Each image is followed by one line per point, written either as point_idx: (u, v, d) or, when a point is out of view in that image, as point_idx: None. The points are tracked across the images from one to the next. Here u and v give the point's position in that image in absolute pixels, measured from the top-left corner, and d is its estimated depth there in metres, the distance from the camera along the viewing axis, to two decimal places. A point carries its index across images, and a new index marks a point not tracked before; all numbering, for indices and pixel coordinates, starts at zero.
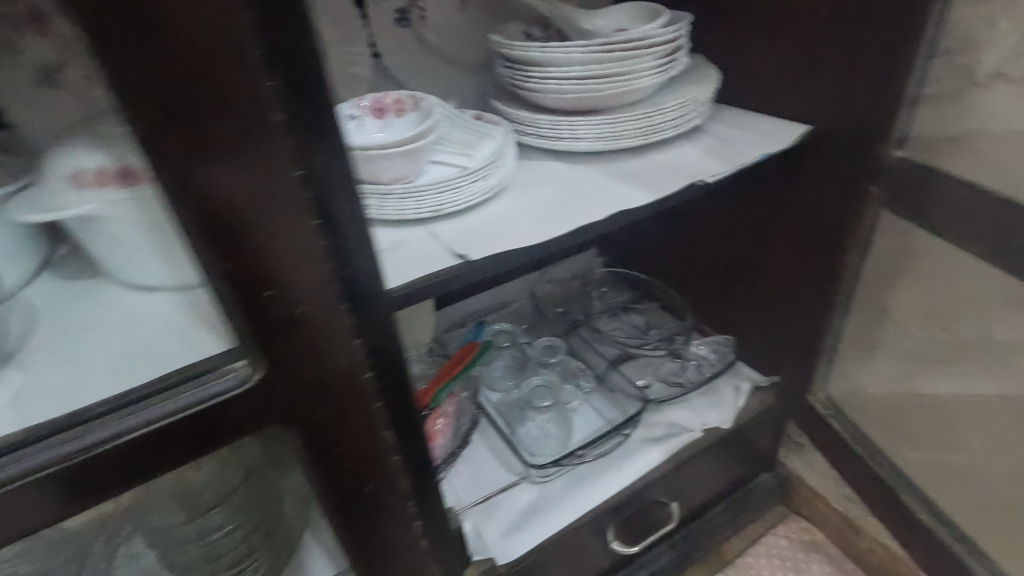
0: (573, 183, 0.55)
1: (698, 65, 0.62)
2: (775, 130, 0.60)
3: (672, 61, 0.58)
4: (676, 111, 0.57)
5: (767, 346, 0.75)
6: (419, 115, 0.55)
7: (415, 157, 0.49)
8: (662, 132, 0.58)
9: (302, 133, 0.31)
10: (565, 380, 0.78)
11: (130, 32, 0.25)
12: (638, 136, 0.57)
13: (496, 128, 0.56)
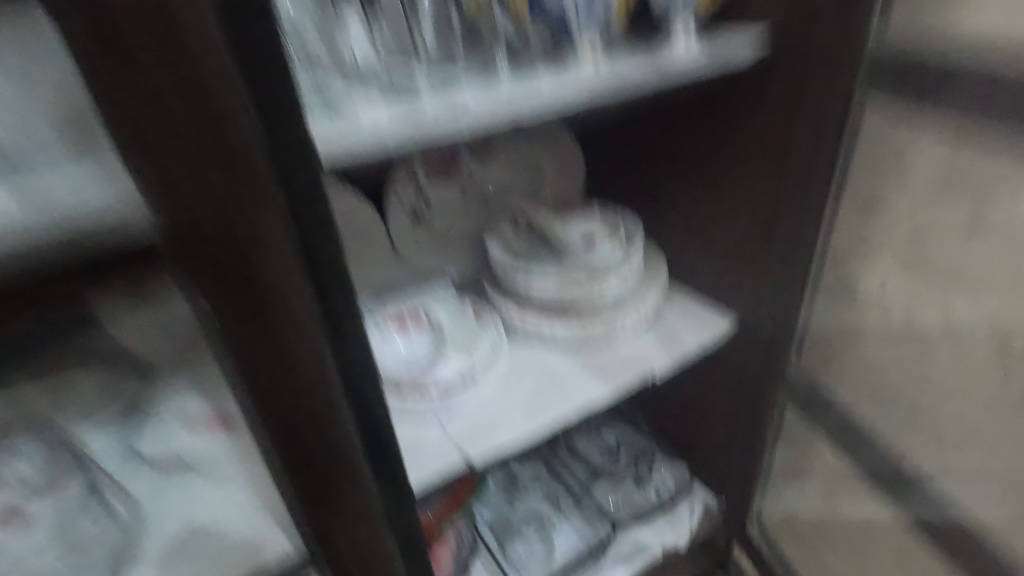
0: (553, 376, 0.71)
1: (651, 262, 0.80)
2: (708, 317, 0.78)
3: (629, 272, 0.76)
4: (632, 313, 0.75)
5: (714, 470, 0.92)
6: (434, 328, 0.73)
7: (437, 372, 0.67)
8: (621, 329, 0.76)
9: (363, 420, 0.45)
10: (548, 501, 0.93)
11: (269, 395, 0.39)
12: (603, 331, 0.74)
13: (491, 330, 0.73)
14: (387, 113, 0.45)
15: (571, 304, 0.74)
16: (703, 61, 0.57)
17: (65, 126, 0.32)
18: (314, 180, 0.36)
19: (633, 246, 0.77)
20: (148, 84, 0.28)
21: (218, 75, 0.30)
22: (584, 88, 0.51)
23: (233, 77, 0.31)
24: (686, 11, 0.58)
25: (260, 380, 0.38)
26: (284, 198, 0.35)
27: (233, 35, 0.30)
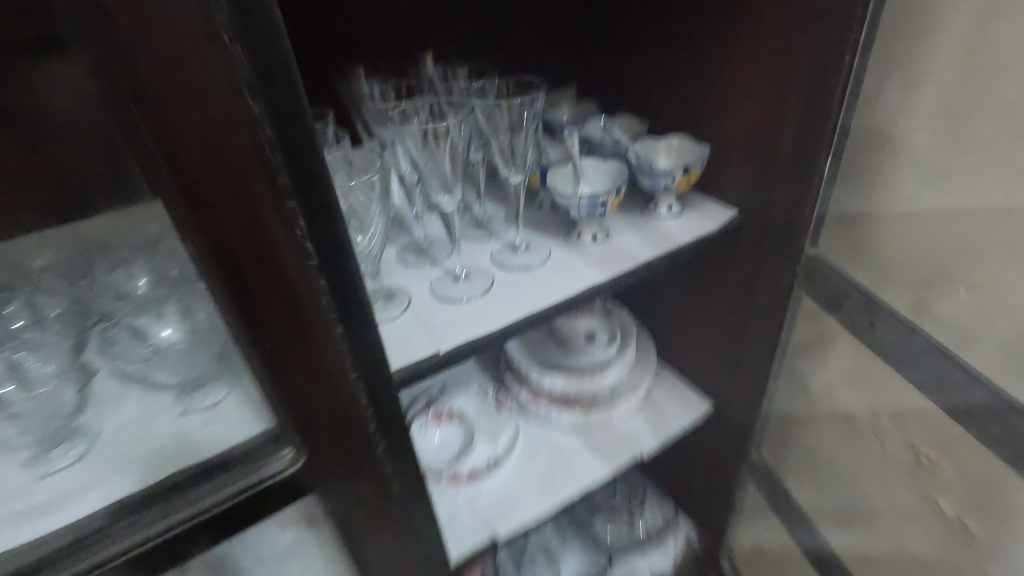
0: (560, 455, 0.89)
1: (641, 352, 0.98)
2: (691, 399, 0.95)
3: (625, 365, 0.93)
4: (626, 399, 0.93)
5: (696, 508, 1.11)
6: (464, 418, 0.89)
7: (468, 459, 0.84)
8: (617, 411, 0.93)
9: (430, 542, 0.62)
10: (556, 536, 1.11)
11: (371, 546, 0.56)
12: (601, 416, 0.92)
13: (508, 418, 0.90)
14: (444, 327, 0.61)
15: (579, 395, 0.91)
16: (684, 231, 0.72)
17: (233, 371, 0.48)
18: (374, 334, 0.45)
19: (625, 341, 0.94)
20: (272, 338, 0.39)
21: (317, 322, 0.41)
22: (586, 277, 0.66)
23: (326, 308, 0.41)
24: (668, 194, 0.73)
25: (366, 540, 0.55)
26: (363, 389, 0.47)
27: (327, 276, 0.40)
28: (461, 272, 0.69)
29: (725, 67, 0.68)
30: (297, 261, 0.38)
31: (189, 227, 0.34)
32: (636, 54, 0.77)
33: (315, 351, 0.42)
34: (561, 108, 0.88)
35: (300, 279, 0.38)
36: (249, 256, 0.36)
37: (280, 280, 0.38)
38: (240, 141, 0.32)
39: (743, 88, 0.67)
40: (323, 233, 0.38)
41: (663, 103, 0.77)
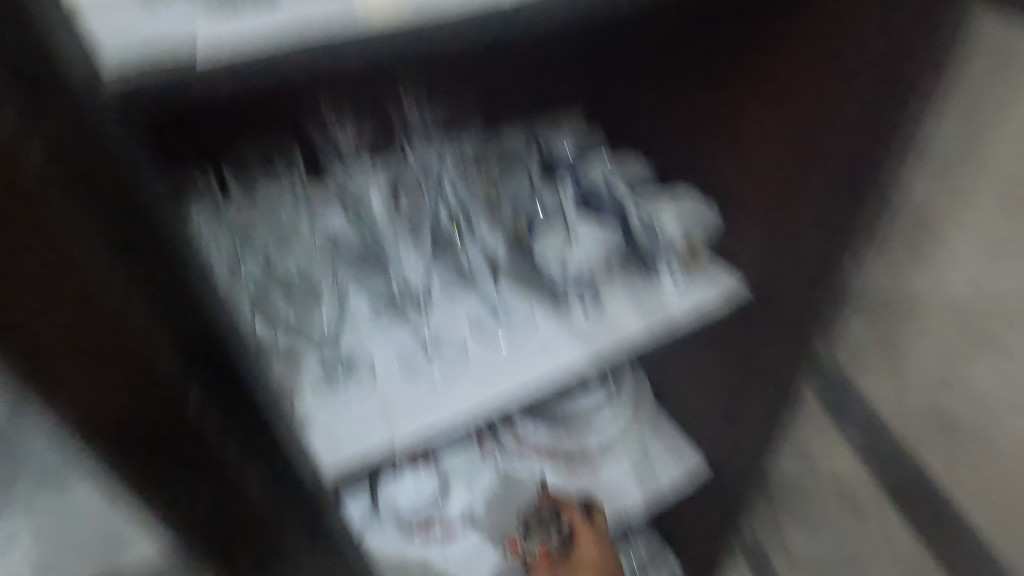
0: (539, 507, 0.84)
1: (635, 399, 0.91)
2: (684, 455, 0.89)
3: (613, 414, 0.87)
4: (613, 452, 0.88)
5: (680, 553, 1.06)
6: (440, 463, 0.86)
7: (440, 512, 0.81)
8: (603, 463, 0.88)
9: None
10: None
11: None
12: (585, 469, 0.87)
13: (487, 466, 0.86)
14: (406, 413, 0.55)
15: (561, 443, 0.86)
16: (687, 307, 0.64)
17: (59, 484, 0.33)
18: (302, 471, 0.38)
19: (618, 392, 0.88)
20: (155, 483, 0.31)
21: (217, 460, 0.32)
22: (568, 359, 0.59)
23: (236, 458, 0.33)
24: (672, 261, 0.65)
25: None
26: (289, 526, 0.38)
27: (234, 424, 0.32)
28: (432, 341, 0.62)
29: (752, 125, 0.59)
30: (186, 419, 0.30)
31: (12, 376, 0.25)
32: (655, 90, 0.68)
33: (223, 504, 0.34)
34: (564, 134, 0.77)
35: (193, 438, 0.31)
36: (121, 419, 0.28)
37: (166, 441, 0.30)
38: (89, 293, 0.24)
39: (766, 155, 0.58)
40: (221, 377, 0.30)
41: (679, 150, 0.68)
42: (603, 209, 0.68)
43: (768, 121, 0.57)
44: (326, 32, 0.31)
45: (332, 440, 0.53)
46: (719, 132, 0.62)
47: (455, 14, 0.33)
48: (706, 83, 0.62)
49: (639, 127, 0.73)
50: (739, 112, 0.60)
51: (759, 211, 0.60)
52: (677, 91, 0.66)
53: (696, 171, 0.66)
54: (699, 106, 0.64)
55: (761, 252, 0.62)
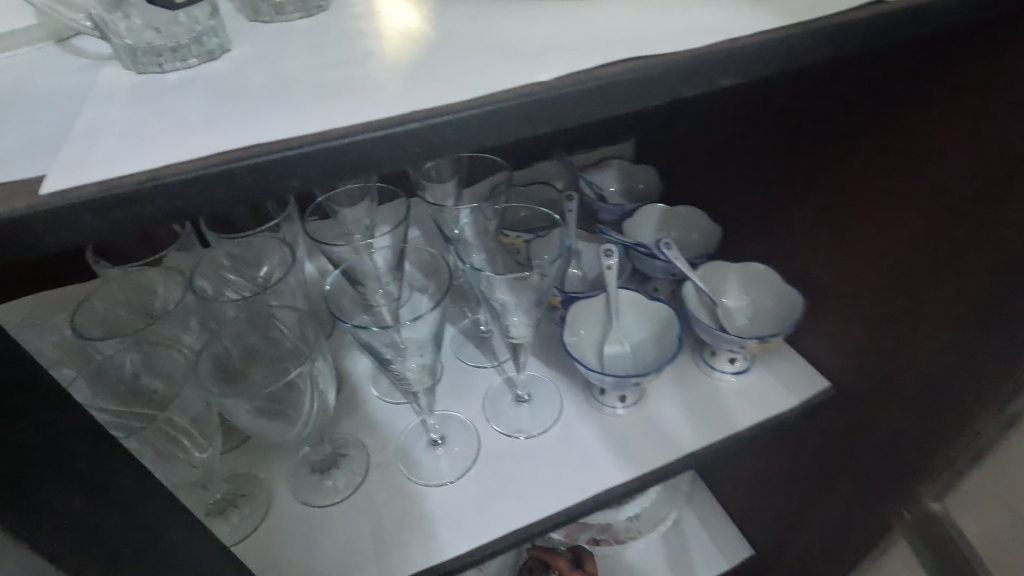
0: None
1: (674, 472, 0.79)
2: (728, 541, 0.77)
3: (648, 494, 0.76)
4: (646, 533, 0.76)
5: None
6: None
7: None
8: (633, 543, 0.77)
9: None
10: None
11: None
12: (612, 549, 0.76)
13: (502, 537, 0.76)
14: (402, 529, 0.46)
15: (587, 522, 0.76)
16: (744, 406, 0.52)
17: None
18: None
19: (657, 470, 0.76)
20: None
21: None
22: (602, 473, 0.49)
23: None
24: (731, 350, 0.53)
25: None
26: None
27: None
28: (439, 433, 0.52)
29: (866, 202, 0.44)
30: None
31: None
32: (743, 137, 0.54)
33: None
34: (610, 173, 0.66)
35: None
36: None
37: None
38: None
39: (884, 245, 0.43)
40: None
41: (764, 214, 0.54)
42: (653, 272, 0.58)
43: (892, 203, 0.42)
44: (259, 137, 0.20)
45: (309, 564, 0.44)
46: (820, 203, 0.48)
47: (467, 101, 0.21)
48: (809, 139, 0.48)
49: (713, 178, 0.59)
50: (849, 184, 0.45)
51: (866, 308, 0.46)
52: (771, 143, 0.51)
53: (778, 243, 0.53)
54: (799, 165, 0.49)
55: (854, 362, 0.48)
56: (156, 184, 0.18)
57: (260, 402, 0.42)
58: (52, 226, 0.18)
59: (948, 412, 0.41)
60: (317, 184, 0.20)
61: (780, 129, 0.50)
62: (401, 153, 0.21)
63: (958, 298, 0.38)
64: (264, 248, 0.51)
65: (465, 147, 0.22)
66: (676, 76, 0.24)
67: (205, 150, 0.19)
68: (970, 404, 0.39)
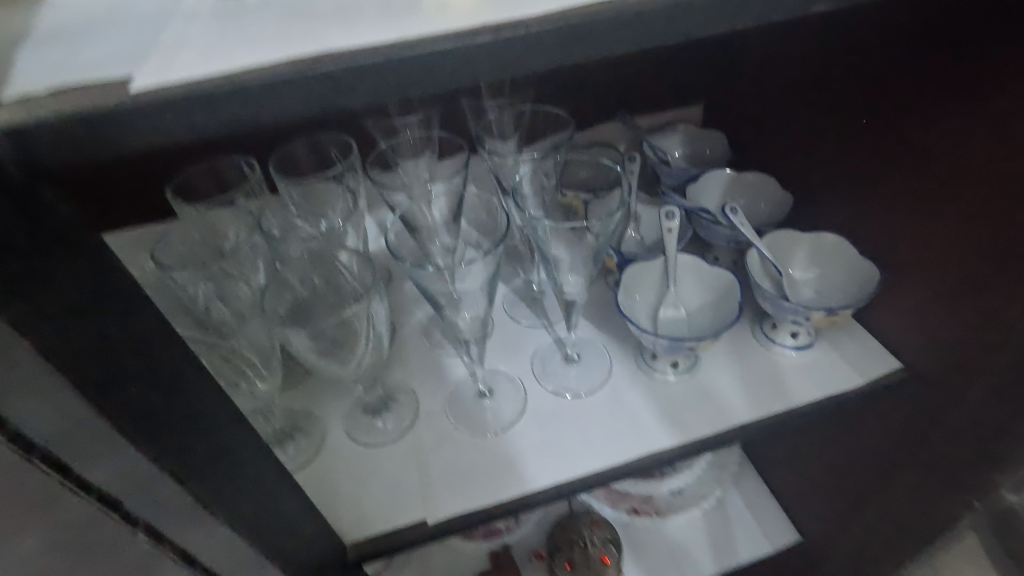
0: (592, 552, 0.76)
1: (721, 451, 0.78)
2: (775, 526, 0.74)
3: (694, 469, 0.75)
4: (689, 509, 0.75)
5: None
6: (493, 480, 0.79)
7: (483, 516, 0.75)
8: (674, 517, 0.76)
9: None
10: None
11: None
12: (653, 521, 0.76)
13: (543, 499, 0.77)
14: (447, 472, 0.48)
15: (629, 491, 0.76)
16: (805, 382, 0.50)
17: None
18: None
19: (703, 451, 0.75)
20: None
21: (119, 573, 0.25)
22: (648, 437, 0.48)
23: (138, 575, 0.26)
24: (795, 324, 0.50)
25: None
26: None
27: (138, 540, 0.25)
28: (487, 386, 0.53)
29: (969, 168, 0.40)
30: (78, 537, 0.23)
31: None
32: (828, 96, 0.50)
33: None
34: (676, 138, 0.64)
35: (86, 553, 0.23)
36: None
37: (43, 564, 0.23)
38: None
39: (987, 215, 0.39)
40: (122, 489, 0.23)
41: (844, 181, 0.51)
42: (716, 239, 0.56)
43: (995, 159, 0.38)
44: (332, 45, 0.20)
45: (357, 497, 0.46)
46: (915, 168, 0.44)
47: (538, 15, 0.21)
48: (910, 97, 0.43)
49: (787, 142, 0.56)
50: (954, 146, 0.41)
51: (952, 281, 0.42)
52: (863, 103, 0.47)
53: (856, 211, 0.50)
54: (897, 126, 0.45)
55: (933, 341, 0.45)
56: (233, 88, 0.19)
57: (320, 337, 0.44)
58: (139, 123, 0.19)
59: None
60: (386, 95, 0.21)
61: (876, 85, 0.46)
62: (469, 66, 0.21)
63: None
64: (327, 194, 0.52)
65: (531, 64, 0.22)
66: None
67: (280, 56, 0.20)
68: None
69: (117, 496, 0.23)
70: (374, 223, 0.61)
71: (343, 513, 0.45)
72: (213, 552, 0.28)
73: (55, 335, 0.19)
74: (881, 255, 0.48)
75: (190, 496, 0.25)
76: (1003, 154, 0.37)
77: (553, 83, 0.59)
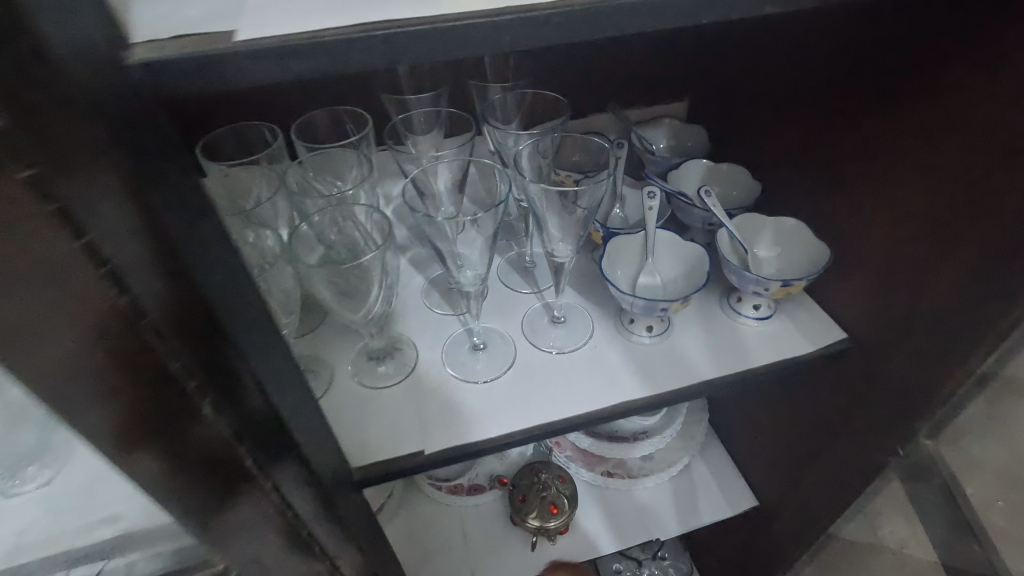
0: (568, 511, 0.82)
1: (690, 424, 0.85)
2: (736, 492, 0.81)
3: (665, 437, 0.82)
4: (657, 476, 0.82)
5: None
6: None
7: (469, 473, 0.82)
8: (643, 483, 0.83)
9: None
10: None
11: None
12: (623, 485, 0.82)
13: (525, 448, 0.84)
14: (445, 411, 0.54)
15: (604, 456, 0.82)
16: (763, 347, 0.57)
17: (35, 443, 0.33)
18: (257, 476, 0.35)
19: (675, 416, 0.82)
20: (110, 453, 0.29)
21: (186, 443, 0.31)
22: (625, 391, 0.54)
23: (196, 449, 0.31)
24: (757, 295, 0.57)
25: None
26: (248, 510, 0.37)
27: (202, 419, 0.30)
28: (481, 341, 0.59)
29: (909, 159, 0.46)
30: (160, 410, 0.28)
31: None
32: (795, 95, 0.57)
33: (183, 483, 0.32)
34: (661, 131, 0.70)
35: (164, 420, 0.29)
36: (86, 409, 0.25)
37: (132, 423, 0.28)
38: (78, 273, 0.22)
39: (917, 203, 0.46)
40: (200, 366, 0.28)
41: (807, 171, 0.57)
42: (691, 220, 0.62)
43: (925, 155, 0.45)
44: (388, 14, 0.26)
45: (363, 430, 0.52)
46: (864, 160, 0.50)
47: (550, 3, 0.27)
48: (862, 96, 0.50)
49: (758, 136, 0.63)
50: (897, 138, 0.47)
51: (888, 259, 0.49)
52: (823, 101, 0.53)
53: (812, 199, 0.57)
54: (850, 122, 0.51)
55: (873, 314, 0.52)
56: (312, 41, 0.25)
57: (336, 282, 0.49)
58: (238, 65, 0.24)
59: (951, 355, 0.44)
60: (428, 57, 0.26)
61: (835, 86, 0.52)
62: (495, 40, 0.27)
63: (975, 247, 0.42)
64: (342, 159, 0.58)
65: (543, 42, 0.27)
66: (725, 0, 0.28)
67: (349, 21, 0.25)
68: (969, 347, 0.43)
69: (193, 373, 0.28)
70: (381, 193, 0.66)
71: (350, 444, 0.51)
72: (255, 437, 0.33)
73: (160, 221, 0.24)
74: (832, 238, 0.55)
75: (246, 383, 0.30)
76: (938, 149, 0.44)
77: (552, 72, 0.65)
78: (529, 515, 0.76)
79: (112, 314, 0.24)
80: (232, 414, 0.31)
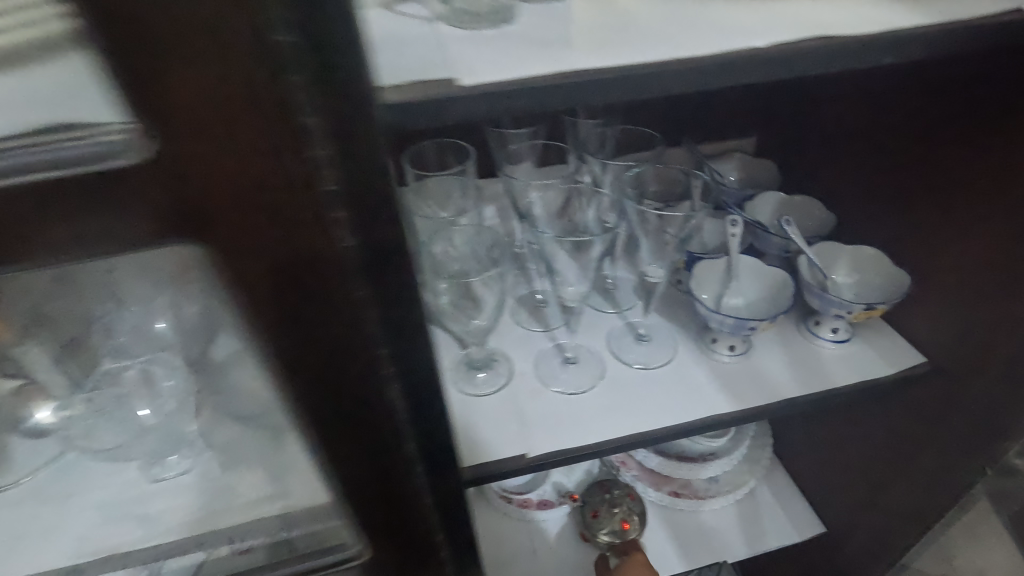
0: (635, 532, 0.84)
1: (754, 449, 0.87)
2: (804, 517, 0.82)
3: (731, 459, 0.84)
4: (723, 499, 0.84)
5: None
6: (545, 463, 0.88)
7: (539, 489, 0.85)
8: (709, 506, 0.85)
9: None
10: None
11: None
12: (690, 506, 0.84)
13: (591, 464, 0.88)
14: (546, 417, 0.57)
15: (671, 476, 0.85)
16: (844, 367, 0.59)
17: None
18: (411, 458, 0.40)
19: (740, 437, 0.85)
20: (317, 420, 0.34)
21: (369, 422, 0.36)
22: (715, 405, 0.57)
23: (379, 424, 0.36)
24: (837, 318, 0.60)
25: None
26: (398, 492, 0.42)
27: (388, 398, 0.35)
28: (572, 355, 0.63)
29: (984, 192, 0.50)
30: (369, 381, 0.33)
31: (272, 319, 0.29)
32: (868, 133, 0.61)
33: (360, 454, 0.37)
34: (732, 165, 0.74)
35: (366, 394, 0.34)
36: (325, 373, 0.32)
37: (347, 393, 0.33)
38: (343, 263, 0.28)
39: (997, 233, 0.49)
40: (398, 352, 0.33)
41: (881, 202, 0.61)
42: (768, 248, 0.66)
43: (1002, 190, 0.48)
44: (573, 66, 0.32)
45: (469, 433, 0.56)
46: (941, 192, 0.54)
47: (701, 55, 0.33)
48: (936, 135, 0.54)
49: (830, 171, 0.67)
50: (972, 178, 0.51)
51: (969, 284, 0.52)
52: (898, 138, 0.58)
53: (888, 228, 0.61)
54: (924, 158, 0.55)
55: (954, 335, 0.55)
56: (516, 87, 0.31)
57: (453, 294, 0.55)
58: (455, 105, 0.30)
59: None
60: (601, 98, 0.32)
61: (909, 125, 0.56)
62: (656, 84, 0.33)
63: None
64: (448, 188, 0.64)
65: (693, 85, 0.33)
66: (841, 51, 0.34)
67: (542, 72, 0.31)
68: None
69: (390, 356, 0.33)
70: None
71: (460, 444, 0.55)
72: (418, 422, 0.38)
73: None
74: (910, 265, 0.59)
75: (425, 376, 0.35)
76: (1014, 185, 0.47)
77: (634, 113, 0.71)
78: (600, 531, 0.79)
79: (348, 305, 0.29)
80: (407, 398, 0.36)
